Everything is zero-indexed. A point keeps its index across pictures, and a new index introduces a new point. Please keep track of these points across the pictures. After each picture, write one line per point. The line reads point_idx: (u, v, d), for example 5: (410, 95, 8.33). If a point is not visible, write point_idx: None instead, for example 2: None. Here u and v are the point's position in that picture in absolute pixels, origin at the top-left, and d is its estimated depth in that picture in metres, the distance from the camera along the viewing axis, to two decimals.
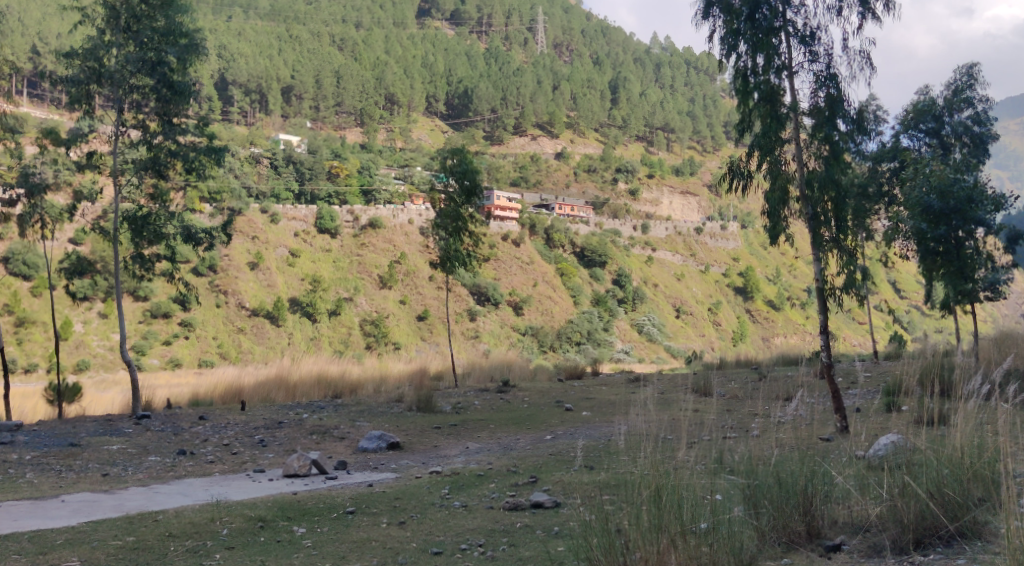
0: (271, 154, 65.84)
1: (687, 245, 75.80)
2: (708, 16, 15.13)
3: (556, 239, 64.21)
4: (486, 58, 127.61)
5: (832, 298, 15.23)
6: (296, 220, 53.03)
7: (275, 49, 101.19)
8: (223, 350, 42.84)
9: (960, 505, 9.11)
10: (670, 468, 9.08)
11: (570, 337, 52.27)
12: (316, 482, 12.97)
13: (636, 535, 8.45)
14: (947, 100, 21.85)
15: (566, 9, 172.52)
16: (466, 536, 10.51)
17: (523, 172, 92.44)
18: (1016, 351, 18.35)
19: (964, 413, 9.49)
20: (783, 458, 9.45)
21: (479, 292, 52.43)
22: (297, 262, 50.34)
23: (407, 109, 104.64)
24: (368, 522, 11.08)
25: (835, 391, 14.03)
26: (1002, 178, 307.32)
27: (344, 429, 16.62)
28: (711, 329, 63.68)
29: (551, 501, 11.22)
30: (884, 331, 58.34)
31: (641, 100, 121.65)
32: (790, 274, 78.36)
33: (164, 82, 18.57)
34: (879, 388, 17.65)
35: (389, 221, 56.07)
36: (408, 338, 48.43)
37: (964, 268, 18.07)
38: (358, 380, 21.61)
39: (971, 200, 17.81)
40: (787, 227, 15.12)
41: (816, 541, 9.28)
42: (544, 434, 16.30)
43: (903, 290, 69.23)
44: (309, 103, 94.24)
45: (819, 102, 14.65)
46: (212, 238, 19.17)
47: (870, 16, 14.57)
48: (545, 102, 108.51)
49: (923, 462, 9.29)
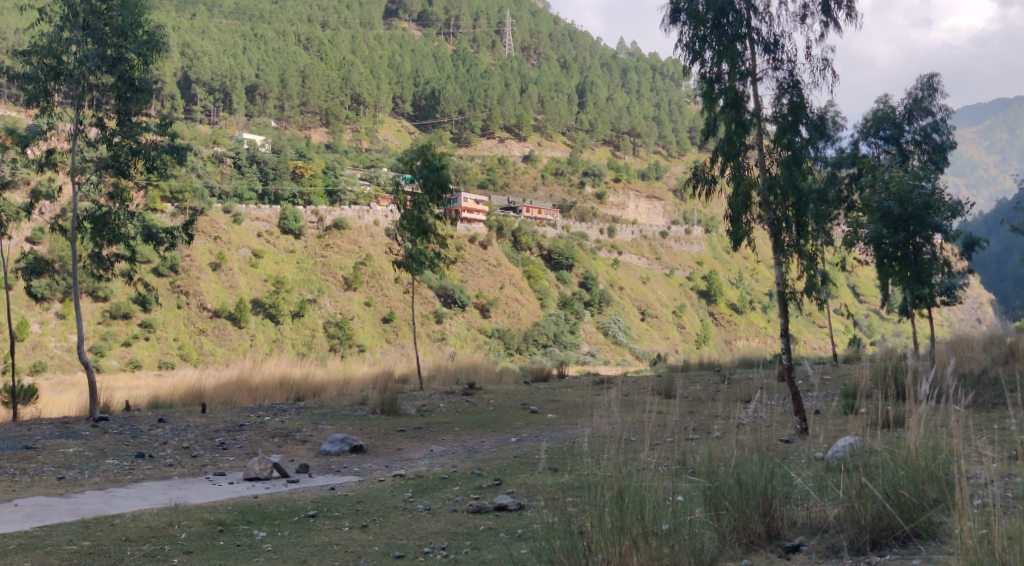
0: (235, 153, 65.08)
1: (653, 248, 76.25)
2: (675, 23, 15.20)
3: (523, 241, 64.23)
4: (453, 60, 127.41)
5: (792, 301, 15.32)
6: (259, 220, 52.65)
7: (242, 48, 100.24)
8: (184, 352, 42.42)
9: (915, 506, 9.21)
10: (634, 470, 9.16)
11: (536, 339, 52.35)
12: (277, 486, 12.87)
13: (598, 536, 8.62)
14: (907, 108, 22.19)
15: (533, 13, 172.89)
16: (429, 539, 10.49)
17: (490, 175, 92.44)
18: (971, 354, 18.63)
19: (920, 415, 9.52)
20: (744, 458, 9.50)
21: (445, 294, 52.40)
22: (260, 262, 49.80)
23: (374, 110, 104.08)
24: (329, 526, 11.02)
25: (795, 393, 14.15)
26: (960, 187, 312.78)
27: (307, 432, 16.51)
28: (675, 332, 64.08)
29: (513, 503, 11.24)
30: (843, 335, 59.17)
31: (608, 104, 122.17)
32: (753, 278, 79.12)
33: (124, 80, 18.32)
34: (837, 390, 17.85)
35: (355, 222, 55.87)
36: (373, 340, 48.27)
37: (921, 273, 18.29)
38: (322, 383, 21.45)
39: (928, 206, 18.04)
40: (749, 232, 15.25)
41: (775, 542, 9.40)
42: (508, 436, 16.31)
43: (863, 295, 70.24)
44: (274, 102, 93.13)
45: (782, 109, 14.79)
46: (173, 238, 18.95)
47: (833, 24, 14.76)
48: (512, 105, 108.64)
49: (879, 463, 9.38)
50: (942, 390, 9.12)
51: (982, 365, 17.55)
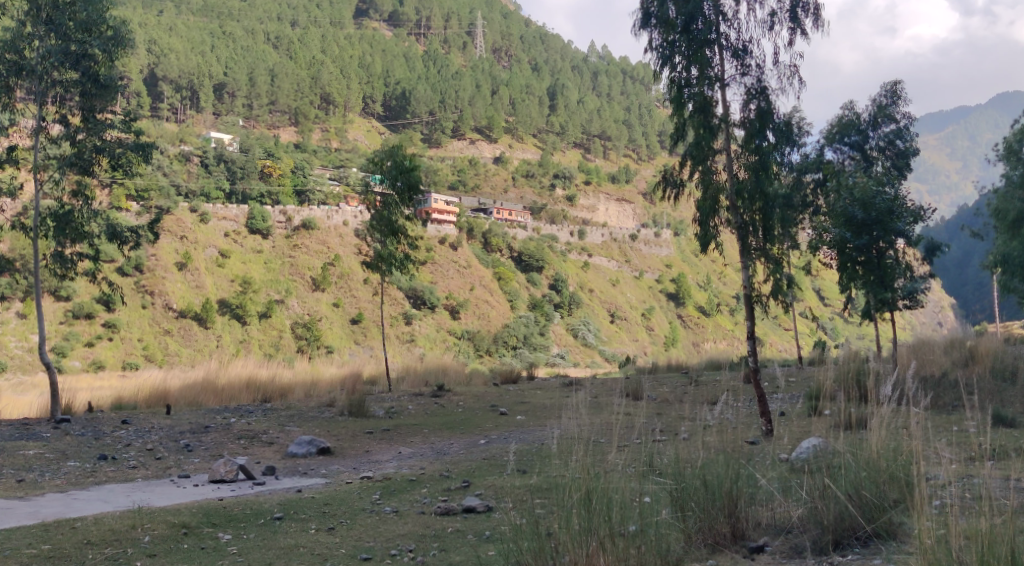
0: (203, 151, 64.53)
1: (622, 251, 76.58)
2: (645, 28, 15.28)
3: (493, 243, 64.26)
4: (424, 61, 127.07)
5: (759, 305, 15.44)
6: (226, 220, 52.21)
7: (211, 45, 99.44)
8: (149, 353, 42.00)
9: (876, 506, 9.35)
10: (601, 472, 9.23)
11: (506, 341, 52.42)
12: (242, 488, 12.79)
13: (566, 538, 8.73)
14: (871, 115, 22.49)
15: (504, 14, 173.17)
16: (396, 541, 10.47)
17: (461, 176, 92.28)
18: (932, 358, 18.88)
19: (881, 417, 9.66)
20: (709, 460, 9.59)
21: (415, 295, 52.27)
22: (227, 262, 49.39)
23: (343, 109, 103.60)
24: (295, 529, 10.96)
25: (761, 395, 14.28)
26: (922, 192, 317.35)
27: (273, 434, 16.41)
28: (644, 334, 64.46)
29: (482, 505, 11.23)
30: (808, 337, 59.79)
31: (579, 107, 122.55)
32: (721, 281, 79.74)
33: (88, 75, 18.10)
34: (801, 393, 18.02)
35: (324, 222, 55.65)
36: (341, 342, 48.11)
37: (884, 277, 18.46)
38: (288, 384, 21.31)
39: (891, 212, 18.31)
40: (717, 236, 15.35)
41: (740, 542, 9.50)
42: (477, 438, 16.31)
43: (827, 298, 71.04)
44: (242, 101, 92.38)
45: (750, 115, 14.91)
46: (138, 236, 18.76)
47: (800, 31, 14.92)
48: (483, 107, 108.83)
49: (842, 464, 9.51)
50: (903, 392, 9.25)
51: (943, 368, 17.78)
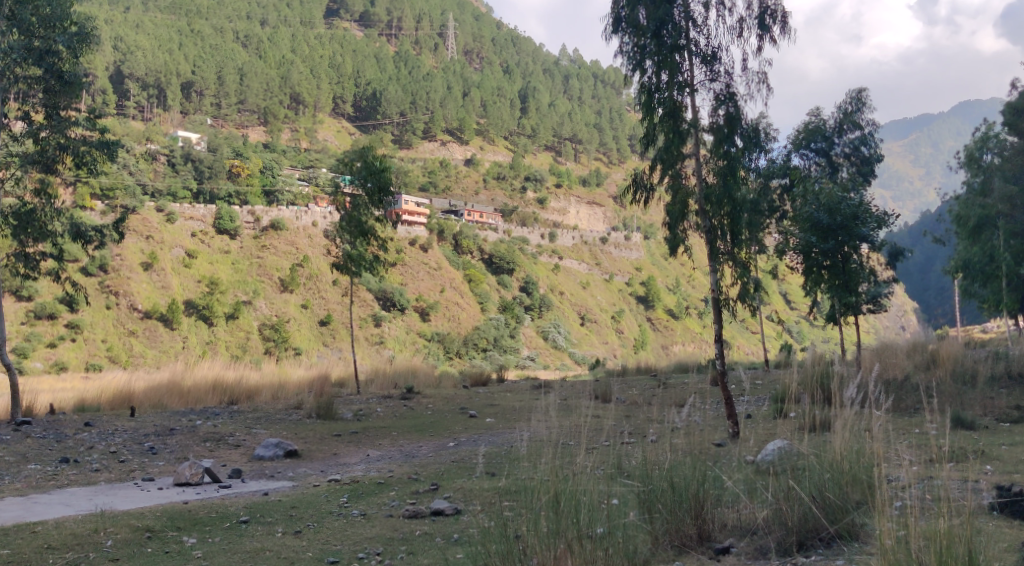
0: (170, 150, 63.83)
1: (593, 254, 76.83)
2: (616, 33, 15.33)
3: (464, 245, 64.11)
4: (395, 61, 126.54)
5: (726, 308, 15.51)
6: (193, 220, 51.71)
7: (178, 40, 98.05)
8: (113, 354, 41.57)
9: (839, 508, 9.48)
10: (569, 474, 9.27)
11: (476, 344, 52.42)
12: (208, 491, 12.68)
13: (533, 541, 8.79)
14: (837, 122, 22.83)
15: (476, 17, 173.19)
16: (363, 544, 10.42)
17: (431, 178, 92.04)
18: (896, 361, 19.06)
19: (844, 420, 9.77)
20: (677, 462, 9.68)
21: (385, 297, 52.07)
22: (194, 263, 48.93)
23: (313, 110, 102.96)
24: (261, 532, 10.89)
25: (728, 397, 14.35)
26: (885, 198, 321.39)
27: (240, 436, 16.27)
28: (614, 337, 64.72)
29: (451, 508, 11.19)
30: (774, 340, 60.33)
31: (550, 110, 122.76)
32: (690, 284, 80.26)
33: (51, 72, 17.86)
34: (767, 396, 18.11)
35: (292, 223, 55.30)
36: (310, 344, 47.86)
37: (849, 281, 18.61)
38: (255, 387, 21.11)
39: (856, 217, 18.50)
40: (685, 240, 15.42)
41: (706, 543, 9.60)
42: (446, 441, 16.24)
43: (794, 302, 71.74)
44: (210, 100, 91.50)
45: (719, 120, 15.00)
46: (102, 236, 18.59)
47: (768, 37, 15.05)
48: (454, 109, 108.77)
49: (807, 466, 9.61)
50: (866, 394, 9.37)
51: (905, 371, 17.96)
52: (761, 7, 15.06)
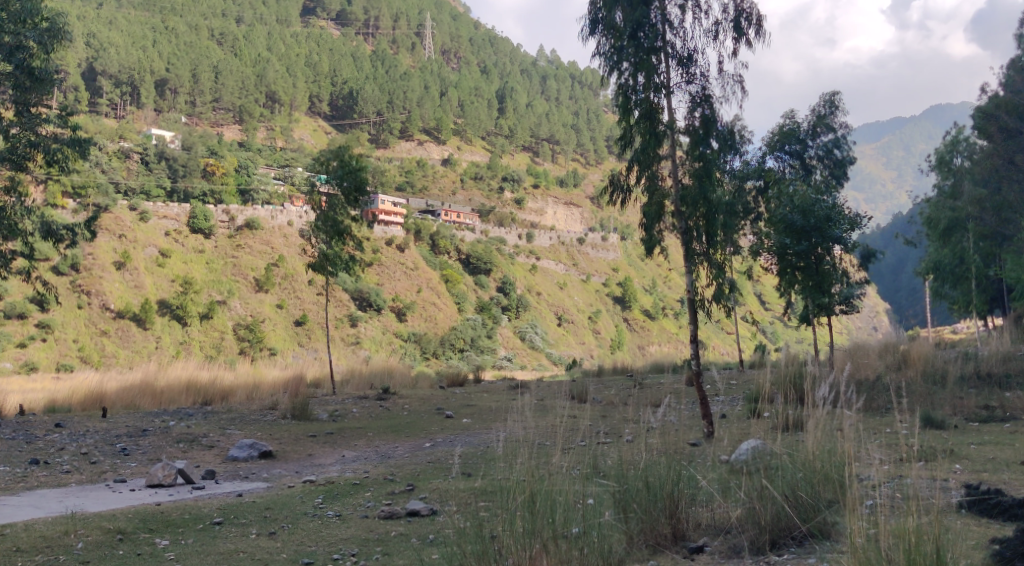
0: (144, 148, 63.28)
1: (570, 254, 76.95)
2: (592, 34, 15.35)
3: (441, 245, 63.98)
4: (372, 60, 126.08)
5: (701, 308, 15.58)
6: (167, 219, 51.30)
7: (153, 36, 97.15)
8: (85, 354, 41.24)
9: (811, 507, 9.56)
10: (545, 474, 9.30)
11: (453, 344, 52.38)
12: (181, 493, 12.59)
13: (509, 541, 8.83)
14: (811, 125, 23.05)
15: (454, 16, 173.01)
16: (339, 545, 10.39)
17: (408, 177, 91.83)
18: (868, 361, 19.22)
19: (817, 420, 9.86)
20: (652, 462, 9.75)
21: (361, 297, 51.87)
22: (167, 262, 48.57)
23: (289, 108, 102.38)
24: (236, 534, 10.83)
25: (703, 398, 14.42)
26: (858, 200, 324.25)
27: (214, 437, 16.17)
28: (590, 337, 64.91)
29: (427, 509, 11.17)
30: (749, 341, 60.72)
31: (528, 111, 122.87)
32: (666, 285, 80.63)
33: (22, 69, 17.53)
34: (742, 395, 18.22)
35: (268, 222, 54.98)
36: (285, 344, 47.69)
37: (822, 282, 18.75)
38: (229, 387, 20.96)
39: (829, 219, 18.65)
40: (661, 240, 15.47)
41: (680, 543, 9.69)
42: (422, 441, 16.21)
43: (769, 303, 72.24)
44: (185, 98, 90.69)
45: (695, 122, 15.07)
46: (73, 234, 18.44)
47: (743, 40, 15.15)
48: (432, 108, 108.60)
49: (779, 465, 9.69)
50: (837, 394, 9.45)
51: (877, 371, 18.11)
52: (737, 10, 15.14)
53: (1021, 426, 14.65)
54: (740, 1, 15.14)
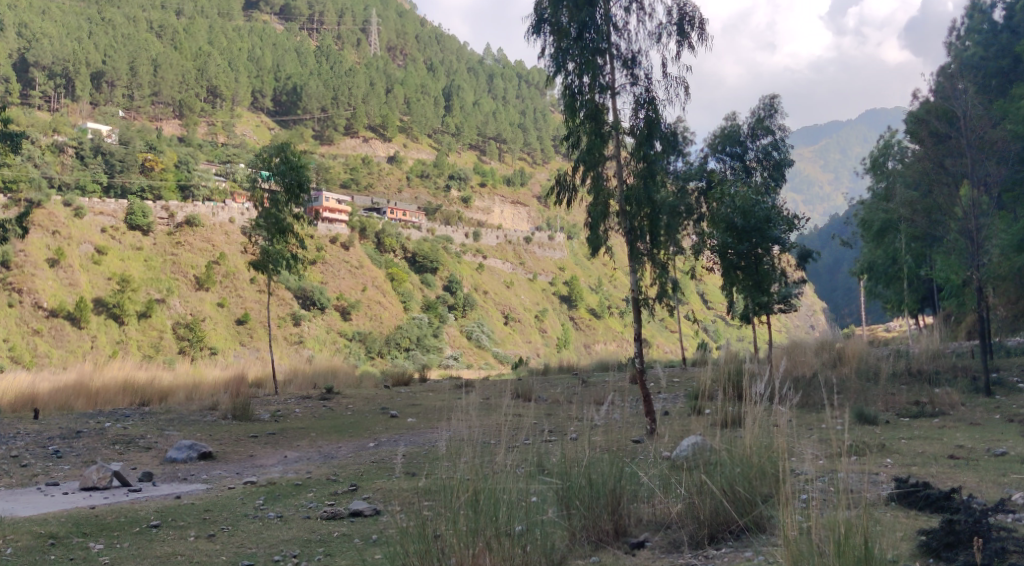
0: (79, 142, 61.88)
1: (517, 253, 76.98)
2: (538, 34, 15.36)
3: (386, 243, 63.53)
4: (317, 56, 124.75)
5: (645, 307, 15.67)
6: (103, 215, 50.17)
7: (91, 25, 94.75)
8: (16, 353, 40.24)
9: (748, 501, 9.69)
10: (489, 473, 9.32)
11: (398, 343, 52.19)
12: (117, 496, 12.35)
13: (452, 539, 8.84)
14: (751, 127, 23.38)
15: (401, 13, 172.12)
16: (280, 547, 10.28)
17: (353, 174, 91.07)
18: (805, 359, 19.52)
19: (755, 415, 9.98)
20: (594, 459, 9.86)
21: (304, 296, 51.30)
22: (104, 260, 47.60)
23: (231, 103, 100.82)
24: (174, 536, 10.65)
25: (646, 395, 14.51)
26: (797, 200, 330.54)
27: (151, 438, 15.87)
28: (537, 336, 65.13)
29: (370, 509, 11.08)
30: (691, 339, 61.49)
31: (474, 109, 122.72)
32: (611, 283, 81.31)
33: None
34: (684, 392, 18.39)
35: (208, 219, 54.01)
36: (226, 343, 47.10)
37: (761, 282, 19.03)
38: (168, 387, 20.62)
39: (768, 220, 18.95)
40: (606, 241, 15.54)
41: (622, 539, 9.78)
42: (366, 441, 16.08)
43: (711, 302, 73.23)
44: (122, 91, 88.65)
45: (639, 123, 15.18)
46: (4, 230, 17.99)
47: (687, 44, 15.29)
48: (377, 105, 107.98)
49: (718, 461, 9.83)
50: (773, 390, 9.58)
51: (814, 368, 18.39)
52: (680, 13, 15.26)
53: (950, 422, 14.99)
54: (683, 5, 15.27)
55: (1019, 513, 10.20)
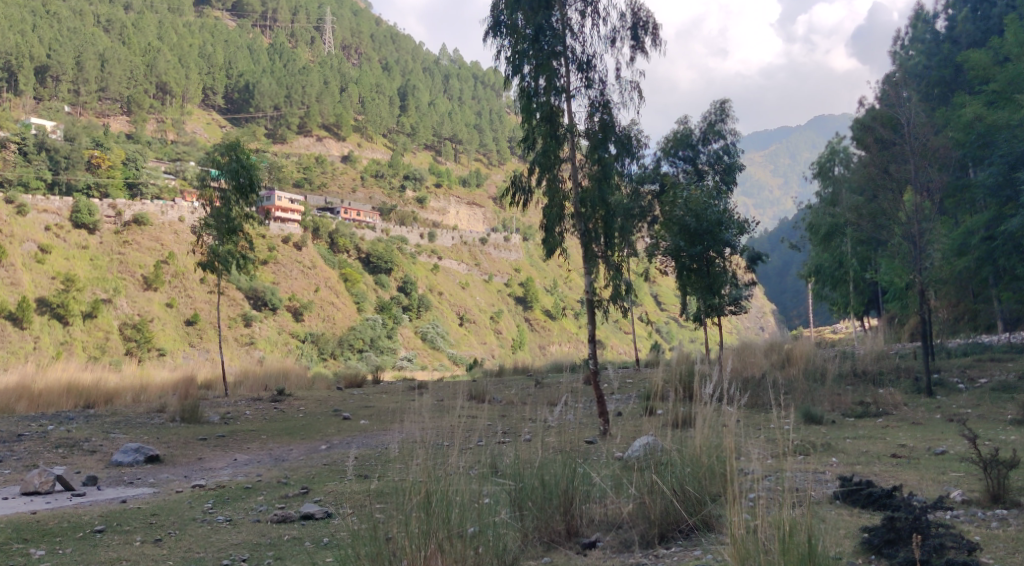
0: (22, 137, 60.45)
1: (472, 254, 76.81)
2: (496, 36, 15.30)
3: (340, 243, 63.03)
4: (270, 54, 123.41)
5: (599, 309, 15.64)
6: (47, 212, 49.11)
7: (36, 17, 92.69)
8: None
9: (697, 501, 9.74)
10: (441, 475, 9.27)
11: (352, 344, 51.95)
12: (60, 500, 12.07)
13: (404, 542, 8.79)
14: (703, 131, 23.61)
15: (355, 11, 170.96)
16: (228, 551, 10.12)
17: (306, 174, 90.20)
18: (755, 360, 19.74)
19: (705, 415, 10.03)
20: (547, 461, 9.86)
21: (255, 297, 50.61)
22: (48, 258, 46.63)
23: (180, 100, 99.30)
24: (118, 542, 10.43)
25: (599, 396, 14.50)
26: (747, 204, 335.29)
27: (96, 441, 15.55)
28: (492, 337, 65.19)
29: (321, 511, 10.93)
30: (645, 341, 61.96)
31: (429, 109, 122.28)
32: (566, 285, 81.66)
33: None
34: (636, 393, 18.47)
35: (157, 218, 53.04)
36: (174, 344, 46.57)
37: (713, 284, 19.19)
38: (115, 389, 20.26)
39: (720, 224, 19.10)
40: (561, 242, 15.54)
41: (574, 539, 9.74)
42: (318, 444, 15.89)
43: (664, 304, 73.87)
44: (68, 86, 86.79)
45: (594, 126, 15.21)
46: None
47: (641, 49, 15.37)
48: (331, 104, 107.23)
49: (669, 461, 9.86)
50: (721, 390, 9.64)
51: (763, 369, 18.58)
52: (635, 18, 15.31)
53: (894, 421, 15.23)
54: (638, 10, 15.32)
55: (957, 510, 10.38)
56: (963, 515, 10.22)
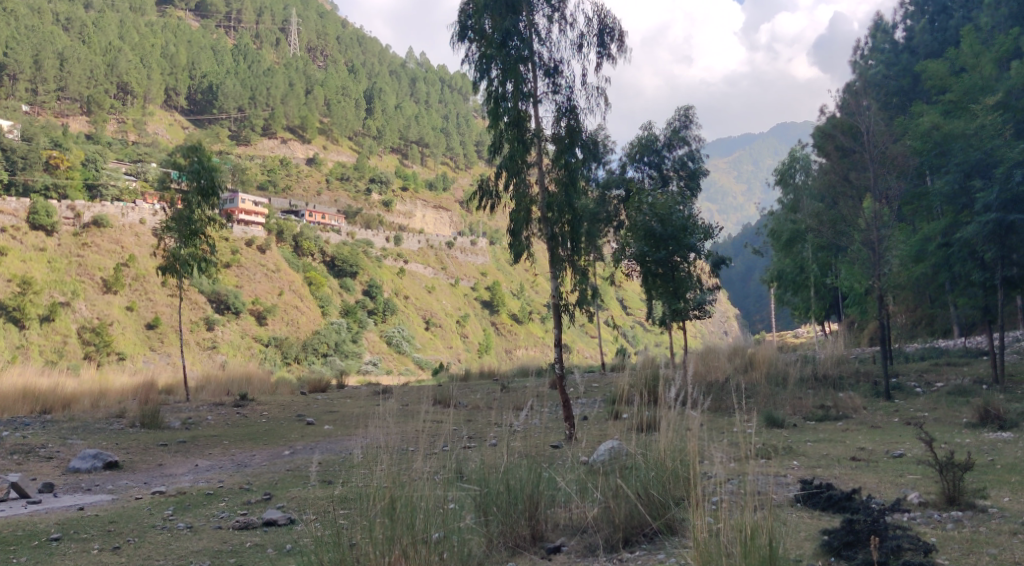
0: None
1: (438, 258, 76.60)
2: (462, 40, 15.26)
3: (304, 247, 62.39)
4: (234, 54, 122.25)
5: (564, 313, 15.58)
6: (3, 214, 48.18)
7: None
8: None
9: (661, 504, 9.75)
10: (405, 480, 9.20)
11: (316, 349, 51.74)
12: (15, 508, 11.85)
13: (369, 549, 8.74)
14: (667, 137, 23.71)
15: (321, 14, 170.12)
16: (188, 558, 9.97)
17: (271, 176, 89.37)
18: (718, 363, 19.83)
19: (669, 419, 10.04)
20: (512, 465, 9.81)
21: (218, 300, 50.01)
22: (3, 260, 45.75)
23: (142, 101, 98.02)
24: (75, 550, 10.25)
25: (564, 400, 14.49)
26: (711, 209, 337.89)
27: (53, 447, 15.27)
28: (458, 341, 65.13)
29: (284, 517, 10.82)
30: (610, 344, 62.18)
31: (396, 113, 121.94)
32: (532, 289, 81.77)
33: None
34: (602, 397, 18.50)
35: (117, 220, 52.39)
36: (135, 348, 46.11)
37: (677, 289, 19.30)
38: (73, 393, 19.97)
39: (684, 229, 19.18)
40: (527, 246, 15.50)
41: (539, 543, 9.74)
42: (281, 449, 15.71)
43: (629, 308, 74.26)
44: (26, 85, 85.25)
45: (560, 131, 15.18)
46: None
47: (606, 55, 15.39)
48: (296, 106, 106.48)
49: (633, 464, 9.85)
50: (684, 393, 9.65)
51: (727, 373, 18.68)
52: (600, 24, 15.32)
53: (854, 424, 15.37)
54: (603, 15, 15.34)
55: (914, 511, 10.48)
56: (919, 517, 10.33)
